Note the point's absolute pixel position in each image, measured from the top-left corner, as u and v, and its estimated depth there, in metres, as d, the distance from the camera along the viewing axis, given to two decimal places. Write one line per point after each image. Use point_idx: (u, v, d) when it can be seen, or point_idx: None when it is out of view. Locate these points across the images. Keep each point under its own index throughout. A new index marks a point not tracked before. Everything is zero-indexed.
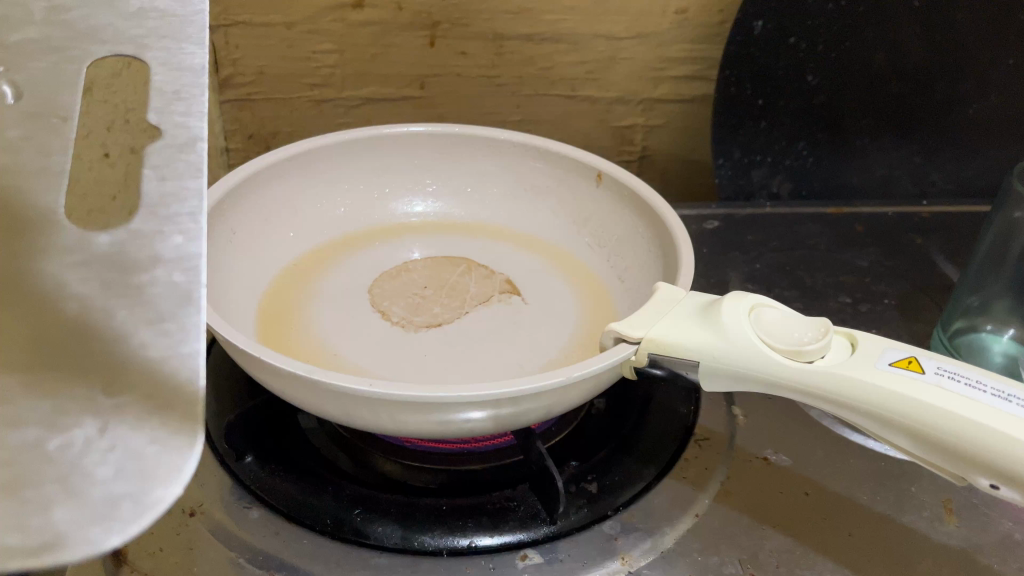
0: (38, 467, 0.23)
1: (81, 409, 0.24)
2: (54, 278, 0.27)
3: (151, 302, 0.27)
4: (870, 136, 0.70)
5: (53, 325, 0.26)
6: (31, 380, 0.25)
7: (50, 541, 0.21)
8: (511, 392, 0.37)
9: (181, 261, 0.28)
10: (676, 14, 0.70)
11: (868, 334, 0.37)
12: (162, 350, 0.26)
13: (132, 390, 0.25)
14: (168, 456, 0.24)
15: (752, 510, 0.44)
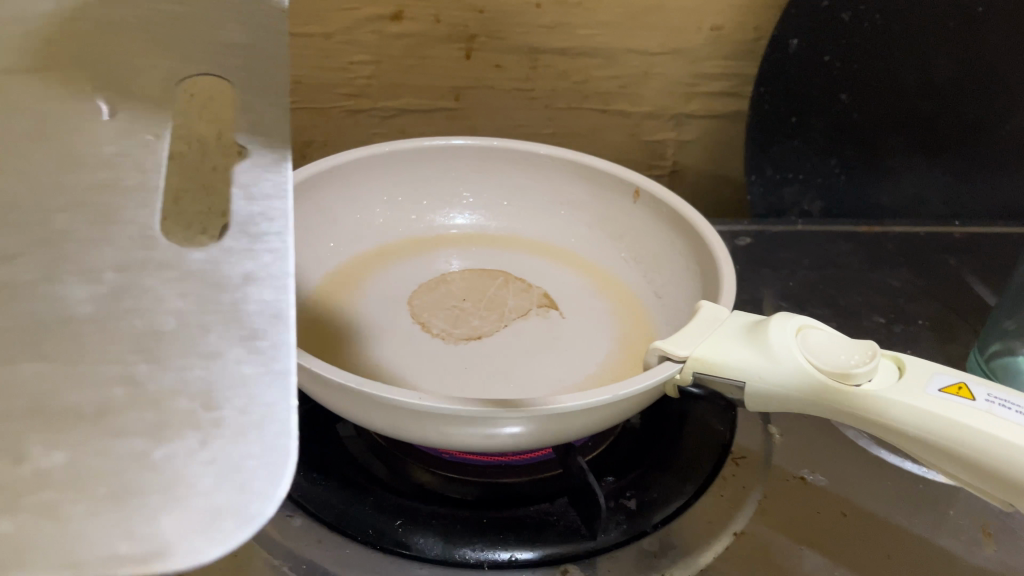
0: (145, 479, 0.22)
1: (181, 421, 0.23)
2: (153, 292, 0.25)
3: (247, 321, 0.25)
4: (902, 156, 0.69)
5: (145, 335, 0.24)
6: (132, 385, 0.23)
7: (155, 548, 0.21)
8: (559, 409, 0.38)
9: (272, 280, 0.25)
10: (711, 30, 0.71)
11: (915, 358, 0.37)
12: (261, 369, 0.24)
13: (231, 404, 0.23)
14: (269, 465, 0.22)
15: (789, 530, 0.44)
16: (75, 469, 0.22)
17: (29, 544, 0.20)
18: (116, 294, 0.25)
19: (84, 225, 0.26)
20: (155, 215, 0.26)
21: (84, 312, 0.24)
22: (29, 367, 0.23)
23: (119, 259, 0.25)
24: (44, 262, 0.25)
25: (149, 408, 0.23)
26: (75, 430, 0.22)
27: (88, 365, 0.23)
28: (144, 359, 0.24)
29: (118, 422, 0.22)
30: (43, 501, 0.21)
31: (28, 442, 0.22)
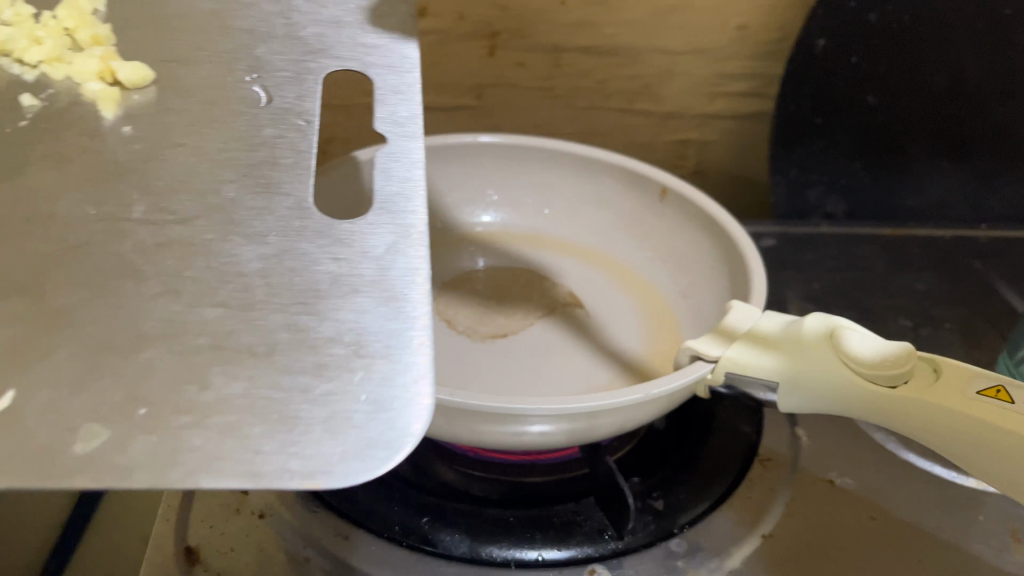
0: (305, 411, 0.25)
1: (339, 364, 0.27)
2: (309, 261, 0.30)
3: (390, 288, 0.30)
4: (927, 159, 0.67)
5: (305, 291, 0.29)
6: (297, 330, 0.28)
7: (315, 469, 0.24)
8: (592, 407, 0.37)
9: (404, 253, 0.31)
10: (736, 30, 0.69)
11: (951, 361, 0.36)
12: (404, 327, 0.28)
13: (377, 352, 0.27)
14: (411, 397, 0.26)
15: (816, 535, 0.44)
16: (246, 400, 0.25)
17: (209, 455, 0.24)
18: (281, 258, 0.30)
19: (253, 198, 0.32)
20: (309, 191, 0.33)
21: (255, 269, 0.30)
22: (203, 310, 0.28)
23: (283, 227, 0.31)
24: (219, 224, 0.31)
25: (307, 355, 0.27)
26: (250, 364, 0.26)
27: (255, 316, 0.28)
28: (305, 315, 0.28)
29: (284, 361, 0.27)
30: (217, 425, 0.24)
31: (203, 376, 0.26)
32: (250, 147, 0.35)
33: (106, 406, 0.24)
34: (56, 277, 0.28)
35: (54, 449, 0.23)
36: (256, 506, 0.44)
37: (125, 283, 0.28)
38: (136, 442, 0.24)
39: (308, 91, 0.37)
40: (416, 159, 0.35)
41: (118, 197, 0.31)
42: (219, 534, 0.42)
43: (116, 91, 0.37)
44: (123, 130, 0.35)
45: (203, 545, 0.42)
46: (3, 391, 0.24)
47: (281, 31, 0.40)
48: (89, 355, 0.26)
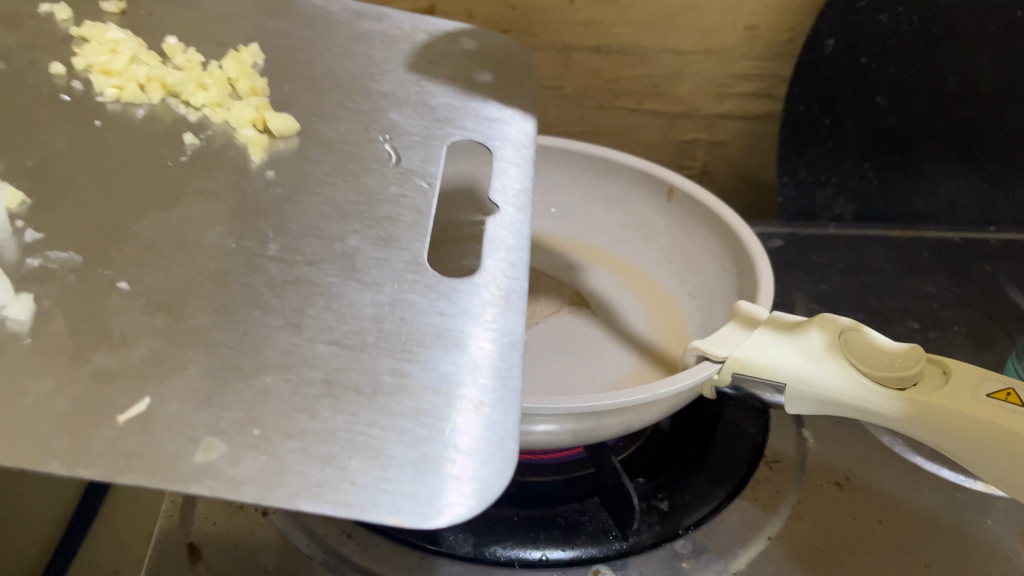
0: (398, 451, 0.26)
1: (434, 410, 0.28)
2: (417, 310, 0.31)
3: (490, 341, 0.30)
4: (937, 161, 0.67)
5: (408, 335, 0.30)
6: (396, 373, 0.29)
7: (398, 508, 0.25)
8: (598, 406, 0.37)
9: (507, 311, 0.32)
10: (747, 30, 0.68)
11: (961, 362, 0.36)
12: (498, 379, 0.29)
13: (470, 402, 0.28)
14: (495, 454, 0.27)
15: (823, 539, 0.43)
16: (347, 434, 0.27)
17: (308, 483, 0.25)
18: (393, 306, 0.31)
19: (373, 251, 0.34)
20: (424, 249, 0.34)
21: (369, 314, 0.31)
22: (317, 345, 0.29)
23: (393, 276, 0.33)
24: (342, 270, 0.33)
25: (406, 397, 0.28)
26: (354, 403, 0.28)
27: (365, 358, 0.29)
28: (409, 360, 0.29)
29: (385, 404, 0.28)
30: (319, 454, 0.26)
31: (312, 409, 0.27)
32: (378, 203, 0.37)
33: (227, 421, 0.26)
34: (194, 301, 0.30)
35: (177, 459, 0.25)
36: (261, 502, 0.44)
37: (253, 312, 0.30)
38: (247, 458, 0.26)
39: (432, 155, 0.40)
40: (522, 228, 0.36)
41: (252, 229, 0.34)
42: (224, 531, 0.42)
43: (264, 138, 0.39)
44: (269, 173, 0.37)
45: (206, 544, 0.42)
46: (141, 397, 0.27)
47: (414, 97, 0.44)
48: (217, 373, 0.28)
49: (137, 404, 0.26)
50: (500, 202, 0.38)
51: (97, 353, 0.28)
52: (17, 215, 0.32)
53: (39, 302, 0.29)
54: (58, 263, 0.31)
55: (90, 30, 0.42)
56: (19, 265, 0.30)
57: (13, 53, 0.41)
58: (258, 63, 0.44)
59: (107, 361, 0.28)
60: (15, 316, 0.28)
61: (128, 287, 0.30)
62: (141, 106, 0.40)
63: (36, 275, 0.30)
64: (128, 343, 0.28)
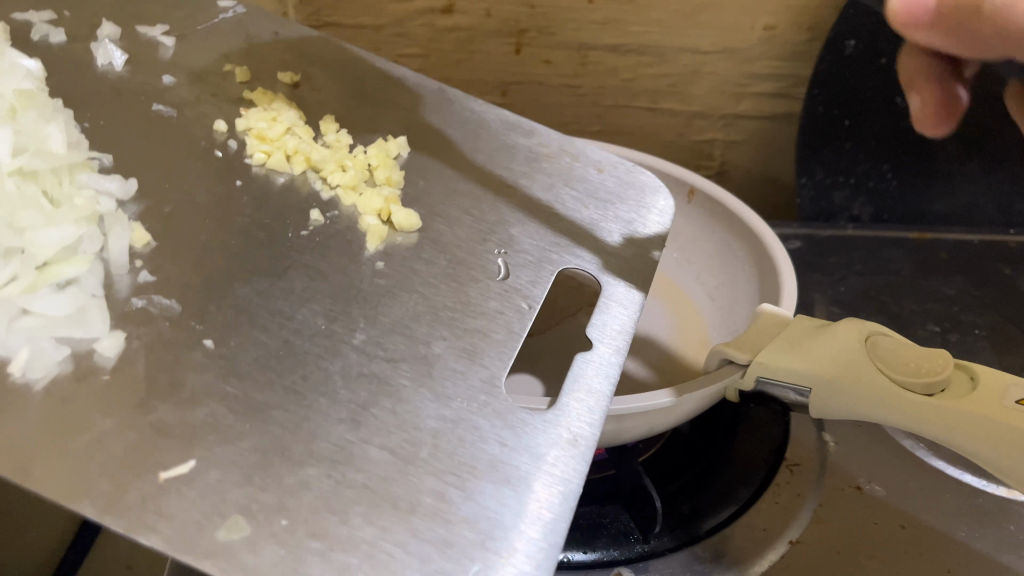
0: None
1: (466, 547, 0.30)
2: (478, 435, 0.33)
3: (542, 492, 0.32)
4: (957, 163, 0.65)
5: (467, 464, 0.32)
6: (443, 499, 0.31)
7: None
8: (619, 411, 0.38)
9: (569, 461, 0.33)
10: (765, 30, 0.67)
11: (988, 368, 0.36)
12: (536, 532, 0.30)
13: (502, 550, 0.30)
14: None
15: (844, 542, 0.43)
16: (371, 546, 0.29)
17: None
18: (456, 425, 0.34)
19: (454, 362, 0.36)
20: (503, 373, 0.36)
21: (431, 426, 0.33)
22: (369, 448, 0.32)
23: (469, 398, 0.35)
24: (417, 376, 0.35)
25: (440, 525, 0.30)
26: (393, 517, 0.30)
27: (411, 473, 0.32)
28: (454, 486, 0.32)
29: (419, 526, 0.30)
30: (339, 561, 0.29)
31: (345, 512, 0.30)
32: (474, 315, 0.39)
33: (259, 503, 0.30)
34: (265, 375, 0.34)
35: (203, 529, 0.29)
36: None
37: (319, 400, 0.34)
38: (266, 546, 0.29)
39: (540, 278, 0.41)
40: (609, 373, 0.37)
41: (347, 315, 0.37)
42: None
43: (385, 231, 0.41)
44: (376, 264, 0.40)
45: None
46: (187, 458, 0.31)
47: (537, 222, 0.43)
48: (263, 451, 0.31)
49: (181, 464, 0.30)
50: (596, 339, 0.38)
51: (165, 406, 0.32)
52: (138, 253, 0.38)
53: (128, 342, 0.34)
54: (156, 310, 0.36)
55: (262, 96, 0.47)
56: (123, 304, 0.36)
57: (184, 103, 0.46)
58: (401, 154, 0.46)
59: (169, 415, 0.32)
60: (105, 350, 0.34)
61: (211, 346, 0.35)
62: (282, 173, 0.43)
63: (131, 315, 0.35)
64: (194, 403, 0.32)
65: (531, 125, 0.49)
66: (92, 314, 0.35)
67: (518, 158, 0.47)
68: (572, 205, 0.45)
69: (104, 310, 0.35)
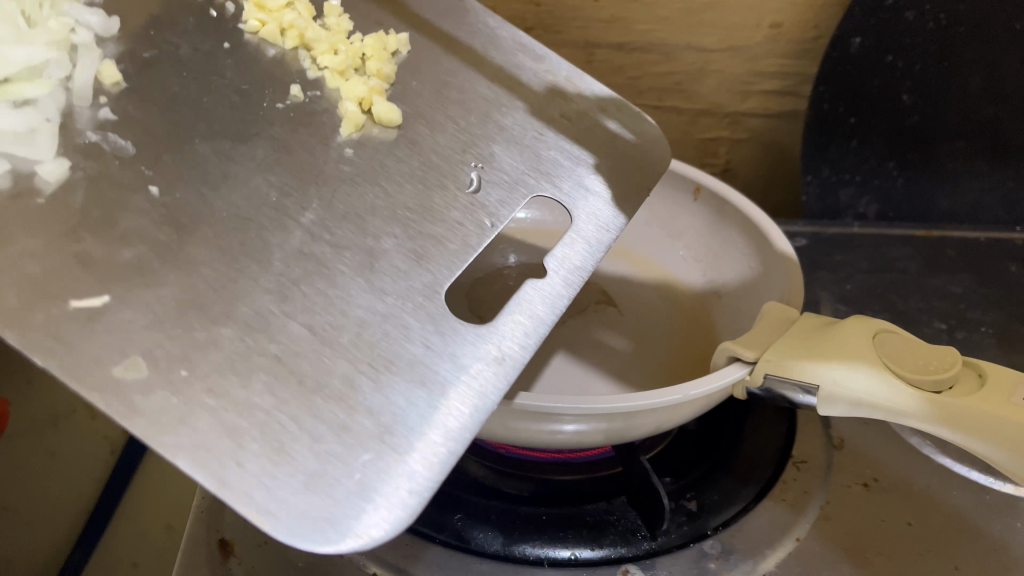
0: (301, 459, 0.29)
1: (362, 440, 0.30)
2: (405, 334, 0.33)
3: (453, 399, 0.31)
4: (963, 160, 0.65)
5: (386, 359, 0.32)
6: (350, 390, 0.31)
7: (265, 511, 0.28)
8: (629, 406, 0.37)
9: (487, 373, 0.32)
10: (771, 28, 0.67)
11: (997, 365, 0.36)
12: (437, 437, 0.30)
13: (397, 445, 0.30)
14: (383, 505, 0.28)
15: (851, 539, 0.43)
16: (267, 416, 0.30)
17: (201, 441, 0.29)
18: (385, 318, 0.33)
19: (399, 260, 0.35)
20: (447, 280, 0.35)
21: (359, 315, 0.33)
22: (290, 323, 0.32)
23: (406, 300, 0.34)
24: (358, 266, 0.35)
25: (343, 410, 0.30)
26: (296, 398, 0.30)
27: (328, 355, 0.32)
28: (367, 376, 0.32)
29: (320, 407, 0.30)
30: (229, 423, 0.29)
31: (249, 377, 0.31)
32: (434, 221, 0.37)
33: (163, 352, 0.31)
34: (201, 231, 0.34)
35: (100, 363, 0.30)
36: None
37: (251, 266, 0.34)
38: (159, 392, 0.30)
39: (511, 199, 0.39)
40: (556, 303, 0.35)
41: (303, 193, 0.37)
42: (255, 526, 0.43)
43: (364, 122, 0.41)
44: (346, 151, 0.39)
45: (238, 540, 0.42)
46: (102, 294, 0.32)
47: (529, 138, 0.42)
48: (181, 304, 0.32)
49: (95, 297, 0.31)
50: (551, 269, 0.36)
51: (94, 240, 0.33)
52: (103, 90, 0.39)
53: (71, 172, 0.35)
54: (109, 147, 0.37)
55: None
56: (77, 135, 0.37)
57: None
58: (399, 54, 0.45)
59: (95, 249, 0.33)
60: (46, 175, 0.35)
61: (155, 193, 0.35)
62: (274, 45, 0.44)
63: (80, 147, 0.36)
64: (123, 244, 0.33)
65: (545, 51, 0.47)
66: (40, 137, 0.36)
67: (539, 88, 0.45)
68: (554, 116, 0.44)
69: (55, 136, 0.36)
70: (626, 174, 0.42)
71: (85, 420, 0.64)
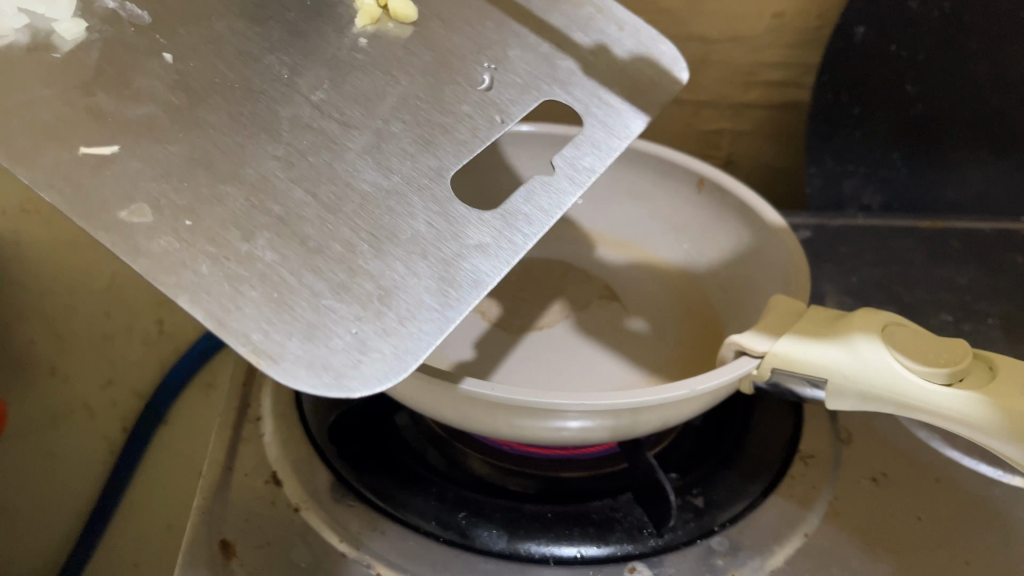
0: (301, 307, 0.30)
1: (362, 301, 0.31)
2: (408, 210, 0.34)
3: (456, 276, 0.32)
4: (969, 150, 0.65)
5: (390, 233, 0.33)
6: (354, 254, 0.32)
7: (264, 350, 0.29)
8: (635, 402, 0.37)
9: (489, 256, 0.33)
10: (774, 17, 0.67)
11: (1007, 357, 0.36)
12: (437, 307, 0.31)
13: (397, 310, 0.31)
14: (379, 362, 0.29)
15: (862, 535, 0.43)
16: (266, 267, 0.31)
17: (201, 284, 0.30)
18: (389, 195, 0.34)
19: (406, 144, 0.36)
20: (454, 165, 0.36)
21: (365, 190, 0.34)
22: (295, 188, 0.33)
23: (409, 184, 0.35)
24: (365, 145, 0.36)
25: (344, 273, 0.31)
26: (297, 255, 0.31)
27: (331, 220, 0.33)
28: (369, 243, 0.32)
29: (323, 267, 0.31)
30: (231, 271, 0.30)
31: (252, 233, 0.32)
32: (442, 111, 0.38)
33: (168, 202, 0.32)
34: (214, 98, 0.36)
35: (106, 208, 0.31)
36: (294, 499, 0.44)
37: (261, 135, 0.35)
38: (164, 238, 0.31)
39: (522, 99, 0.39)
40: (562, 198, 0.35)
41: (315, 73, 0.38)
42: (255, 528, 0.42)
43: (377, 15, 0.41)
44: (359, 41, 0.40)
45: (240, 541, 0.42)
46: (111, 144, 0.33)
47: (544, 48, 0.41)
48: (189, 160, 0.33)
49: (105, 146, 0.33)
50: (559, 167, 0.37)
51: (105, 94, 0.34)
52: None
53: (89, 34, 0.37)
54: (126, 15, 0.38)
55: None
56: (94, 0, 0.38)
57: None
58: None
59: (106, 103, 0.34)
60: (63, 32, 0.36)
61: (168, 60, 0.36)
62: None
63: (97, 12, 0.38)
64: (135, 101, 0.34)
65: None
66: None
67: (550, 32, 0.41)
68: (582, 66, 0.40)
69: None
70: (639, 93, 0.40)
71: (84, 420, 0.63)
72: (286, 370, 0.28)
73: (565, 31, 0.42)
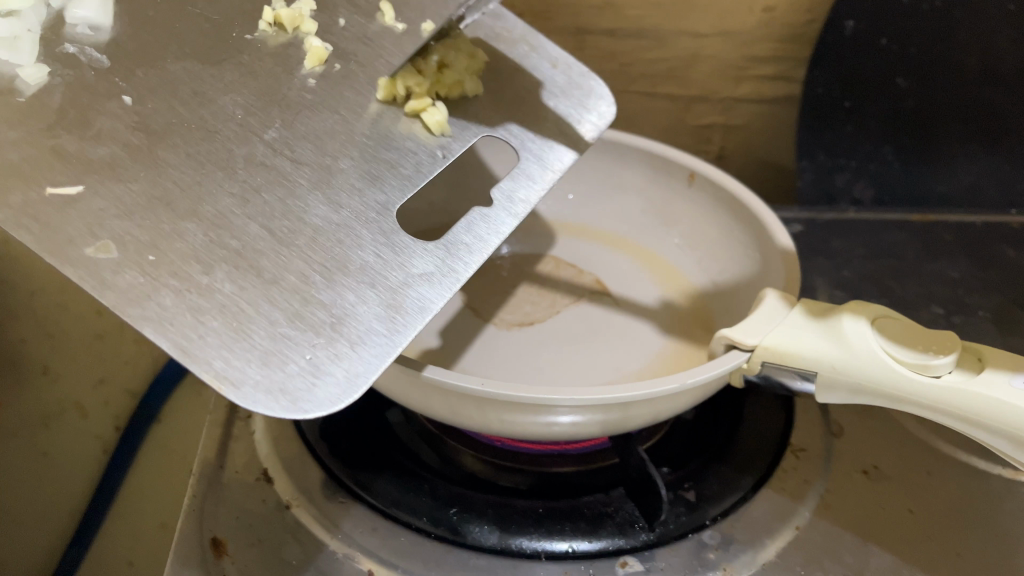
0: (257, 335, 0.31)
1: (315, 326, 0.31)
2: (357, 241, 0.34)
3: (403, 303, 0.33)
4: (960, 144, 0.64)
5: (340, 264, 0.33)
6: (306, 283, 0.33)
7: (224, 377, 0.29)
8: (623, 397, 0.37)
9: (434, 284, 0.34)
10: (764, 12, 0.67)
11: (997, 350, 0.36)
12: (385, 332, 0.32)
13: (349, 336, 0.31)
14: (334, 384, 0.30)
15: (855, 526, 0.43)
16: (225, 298, 0.31)
17: (164, 315, 0.30)
18: (339, 229, 0.34)
19: (355, 179, 0.37)
20: (400, 202, 0.36)
21: (316, 224, 0.34)
22: (249, 223, 0.34)
23: (358, 215, 0.35)
24: (315, 180, 0.36)
25: (298, 301, 0.32)
26: (253, 285, 0.32)
27: (285, 253, 0.33)
28: (320, 272, 0.33)
29: (277, 296, 0.32)
30: (191, 301, 0.31)
31: (211, 267, 0.32)
32: (388, 148, 0.39)
33: (132, 237, 0.32)
34: (172, 138, 0.36)
35: (72, 242, 0.31)
36: (285, 497, 0.44)
37: (216, 173, 0.35)
38: (129, 271, 0.31)
39: (464, 136, 0.41)
40: (500, 230, 0.37)
41: (265, 113, 0.38)
42: (247, 527, 0.42)
43: (326, 56, 0.40)
44: (308, 82, 0.39)
45: (230, 539, 0.42)
46: (76, 182, 0.33)
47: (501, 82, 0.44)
48: (150, 199, 0.33)
49: (71, 185, 0.33)
50: (497, 203, 0.38)
51: (69, 135, 0.35)
52: None
53: (51, 78, 0.37)
54: (85, 59, 0.38)
55: None
56: (56, 46, 0.38)
57: None
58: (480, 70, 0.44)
59: (70, 143, 0.34)
60: (26, 77, 0.37)
61: (128, 102, 0.36)
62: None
63: (58, 56, 0.38)
64: (96, 141, 0.35)
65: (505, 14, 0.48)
66: (23, 43, 0.38)
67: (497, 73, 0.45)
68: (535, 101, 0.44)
69: (35, 45, 0.38)
70: (574, 127, 0.43)
71: (76, 420, 0.62)
72: (246, 395, 0.29)
73: (509, 75, 0.45)
